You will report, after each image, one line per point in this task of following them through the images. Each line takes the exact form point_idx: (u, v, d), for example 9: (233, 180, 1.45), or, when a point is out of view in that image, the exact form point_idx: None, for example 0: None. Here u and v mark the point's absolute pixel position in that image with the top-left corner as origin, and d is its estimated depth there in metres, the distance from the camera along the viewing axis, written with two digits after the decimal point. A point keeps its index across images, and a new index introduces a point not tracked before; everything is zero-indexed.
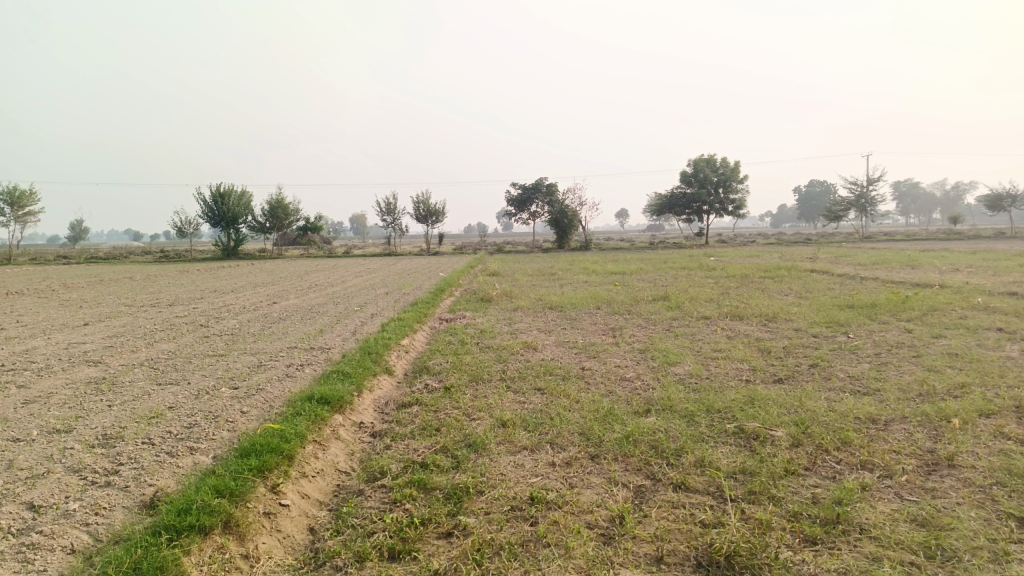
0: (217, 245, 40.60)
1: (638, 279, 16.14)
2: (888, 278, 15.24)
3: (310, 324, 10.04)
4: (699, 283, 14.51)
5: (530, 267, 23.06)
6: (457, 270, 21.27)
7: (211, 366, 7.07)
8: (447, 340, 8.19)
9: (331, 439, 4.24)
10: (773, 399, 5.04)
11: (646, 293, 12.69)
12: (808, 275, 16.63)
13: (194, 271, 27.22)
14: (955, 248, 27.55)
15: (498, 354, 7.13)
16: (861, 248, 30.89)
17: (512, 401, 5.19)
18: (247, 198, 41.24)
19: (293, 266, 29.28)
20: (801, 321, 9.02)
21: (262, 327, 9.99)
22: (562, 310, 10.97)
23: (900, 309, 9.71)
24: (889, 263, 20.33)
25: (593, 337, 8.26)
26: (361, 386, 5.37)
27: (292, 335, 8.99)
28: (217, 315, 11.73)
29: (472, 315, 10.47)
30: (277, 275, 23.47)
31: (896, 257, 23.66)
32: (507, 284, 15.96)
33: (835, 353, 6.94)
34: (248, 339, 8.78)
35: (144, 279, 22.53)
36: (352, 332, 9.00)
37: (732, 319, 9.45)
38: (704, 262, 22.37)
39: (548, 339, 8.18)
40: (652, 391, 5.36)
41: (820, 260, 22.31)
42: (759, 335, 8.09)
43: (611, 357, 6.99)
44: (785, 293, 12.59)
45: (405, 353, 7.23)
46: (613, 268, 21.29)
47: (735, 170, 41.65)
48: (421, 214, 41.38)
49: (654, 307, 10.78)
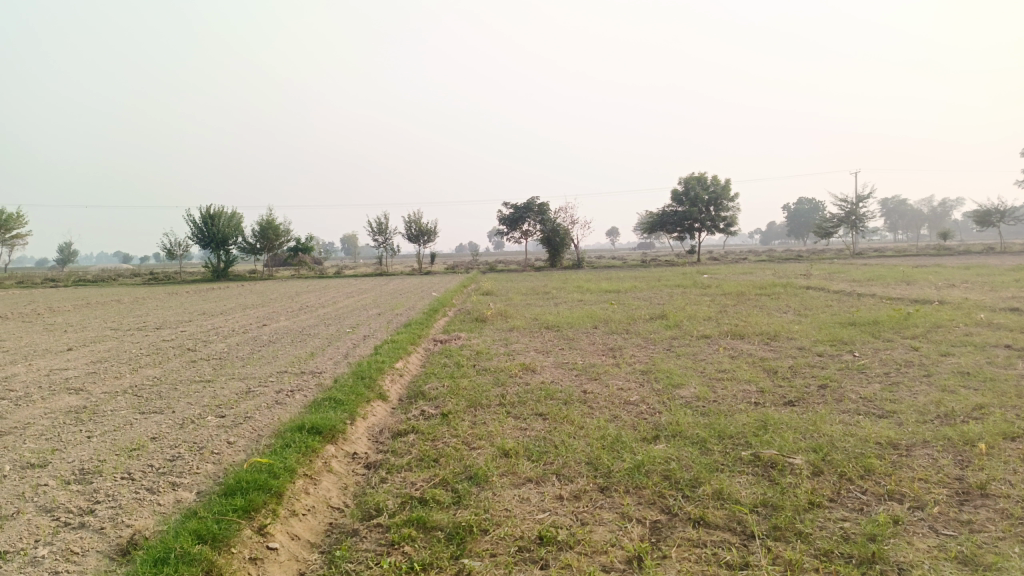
0: (207, 267, 40.27)
1: (633, 297, 15.98)
2: (886, 294, 15.11)
3: (300, 347, 9.77)
4: (696, 301, 14.33)
5: (523, 286, 22.88)
6: (451, 290, 21.04)
7: (197, 392, 6.79)
8: (443, 363, 7.94)
9: (322, 472, 3.98)
10: (787, 423, 4.82)
11: (643, 312, 12.49)
12: (805, 292, 16.49)
13: (184, 293, 26.88)
14: (948, 264, 27.53)
15: (496, 377, 6.89)
16: (854, 264, 30.87)
17: (513, 428, 4.95)
18: (237, 219, 41.00)
19: (284, 287, 28.98)
20: (804, 340, 8.83)
21: (251, 351, 9.72)
22: (559, 329, 10.75)
23: (903, 326, 9.53)
24: (884, 280, 20.24)
25: (593, 358, 8.03)
26: (354, 413, 5.11)
27: (282, 359, 8.72)
28: (205, 338, 11.44)
29: (467, 336, 10.23)
30: (267, 296, 23.21)
31: (890, 273, 23.58)
32: (501, 304, 15.75)
33: (843, 372, 6.74)
34: (236, 364, 8.51)
35: (131, 302, 22.20)
36: (345, 355, 8.74)
37: (734, 338, 9.25)
38: (698, 280, 22.24)
39: (547, 361, 7.95)
40: (659, 416, 5.13)
41: (814, 278, 22.20)
42: (763, 354, 7.89)
43: (613, 378, 6.76)
44: (784, 310, 12.42)
45: (399, 376, 6.98)
46: (608, 286, 21.12)
47: (726, 187, 41.73)
48: (412, 234, 41.21)
49: (652, 326, 10.57)
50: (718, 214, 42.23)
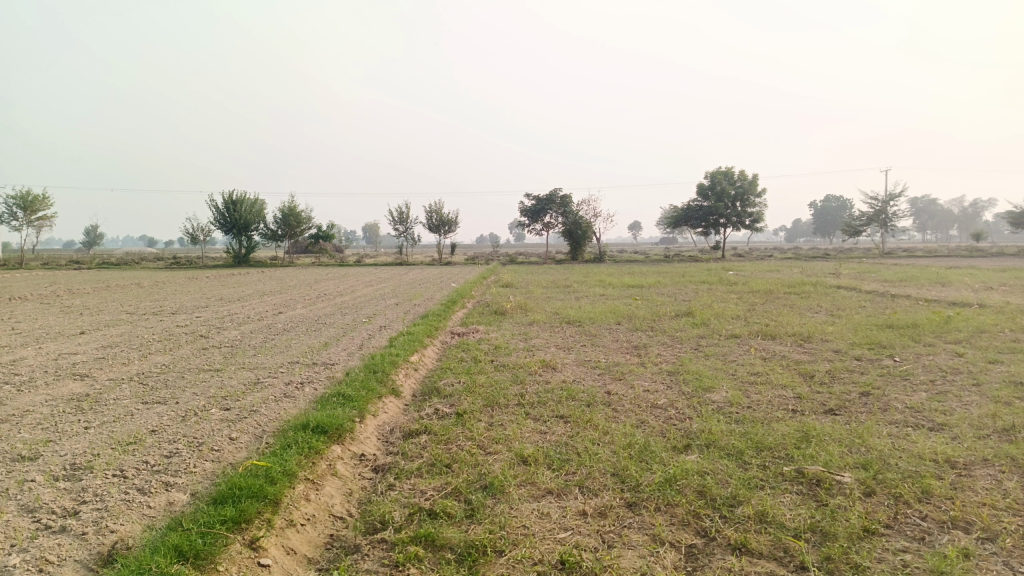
0: (228, 252, 40.38)
1: (658, 293, 15.58)
2: (921, 295, 14.55)
3: (315, 337, 9.51)
4: (722, 298, 13.90)
5: (544, 279, 22.54)
6: (471, 282, 20.77)
7: (204, 382, 6.54)
8: (460, 357, 7.63)
9: (325, 477, 3.68)
10: (830, 435, 4.44)
11: (668, 309, 12.09)
12: (835, 292, 15.96)
13: (203, 278, 26.85)
14: (983, 266, 26.71)
15: (515, 374, 6.57)
16: (883, 263, 30.13)
17: (532, 431, 4.62)
18: (259, 206, 41.04)
19: (304, 275, 28.89)
20: (840, 342, 8.40)
21: (264, 339, 9.48)
22: (580, 325, 10.40)
23: (945, 330, 9.05)
24: (917, 280, 19.60)
25: (617, 356, 7.67)
26: (363, 411, 4.81)
27: (294, 349, 8.46)
28: (219, 325, 11.23)
29: (485, 330, 9.90)
30: (286, 283, 23.10)
31: (923, 273, 22.85)
32: (521, 297, 15.43)
33: (885, 379, 6.32)
34: (247, 353, 8.26)
35: (152, 286, 22.20)
36: (359, 346, 8.45)
37: (764, 338, 8.83)
38: (723, 276, 21.75)
39: (568, 358, 7.61)
40: (689, 423, 4.77)
41: (844, 277, 21.58)
42: (797, 357, 7.48)
43: (638, 379, 6.40)
44: (815, 310, 11.95)
45: (413, 371, 6.67)
46: (630, 281, 20.71)
47: (753, 182, 40.94)
48: (433, 224, 40.97)
49: (678, 324, 10.18)
50: (743, 209, 41.47)
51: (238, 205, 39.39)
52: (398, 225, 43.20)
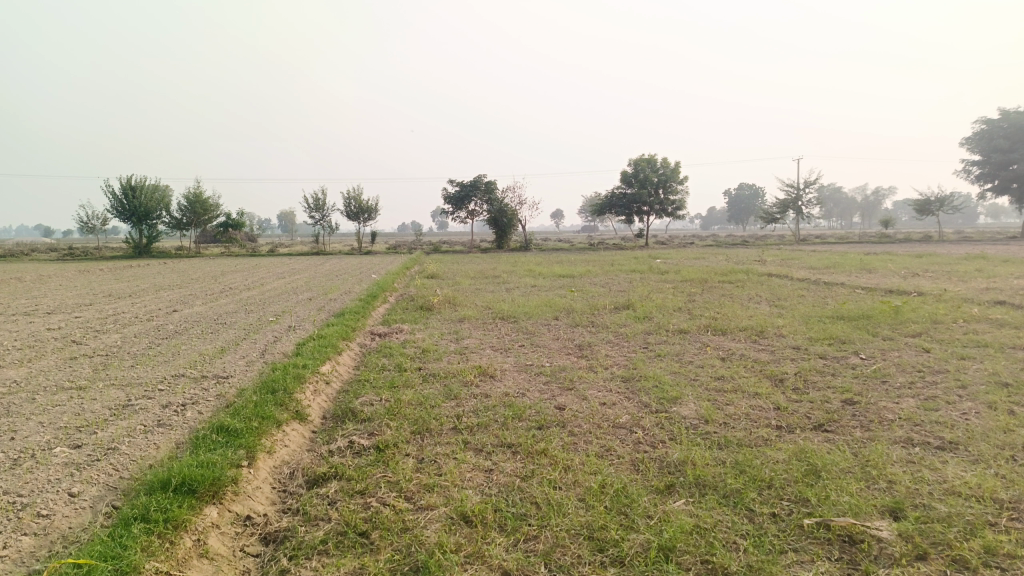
0: (129, 243, 37.46)
1: (591, 283, 14.83)
2: (855, 283, 14.36)
3: (210, 342, 8.18)
4: (658, 288, 13.31)
5: (471, 269, 21.64)
6: (393, 273, 19.62)
7: (57, 405, 5.21)
8: (380, 366, 6.54)
9: (187, 564, 2.59)
10: (838, 464, 3.65)
11: (606, 301, 11.30)
12: (768, 280, 15.63)
13: (97, 271, 24.46)
14: (898, 252, 27.34)
15: (446, 386, 5.56)
16: (803, 251, 30.45)
17: (474, 471, 3.64)
18: (162, 192, 38.23)
19: (211, 266, 26.84)
20: (797, 337, 7.77)
21: (149, 345, 8.07)
22: (515, 320, 9.49)
23: (899, 322, 8.57)
24: (843, 267, 19.60)
25: (560, 359, 6.75)
26: (254, 451, 3.70)
27: (183, 358, 7.13)
28: (99, 328, 9.67)
29: (410, 329, 8.82)
30: (192, 275, 21.26)
31: (845, 259, 23.08)
32: (449, 289, 14.40)
33: (863, 383, 5.64)
34: (122, 364, 6.88)
35: (34, 282, 19.76)
36: (261, 353, 7.20)
37: (716, 334, 8.11)
38: (654, 264, 21.31)
39: (506, 363, 6.63)
40: (666, 451, 3.90)
41: (771, 263, 21.52)
42: (758, 356, 6.77)
43: (591, 390, 5.50)
44: (757, 301, 11.40)
45: (323, 386, 5.56)
46: (562, 270, 20.03)
47: (675, 170, 41.04)
48: (353, 211, 39.23)
49: (619, 319, 9.37)
50: (667, 197, 41.56)
51: (138, 191, 36.50)
52: (315, 213, 41.11)
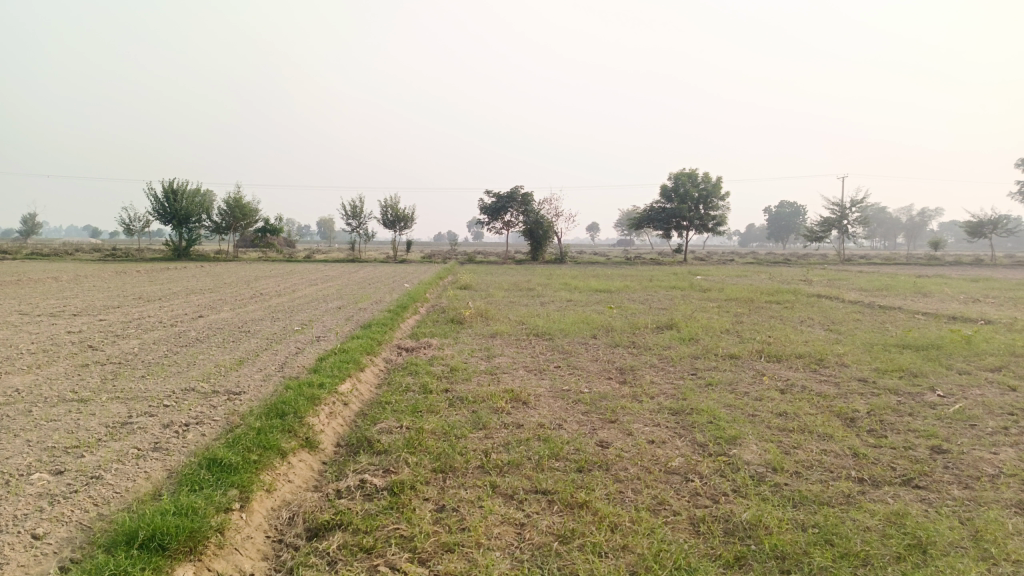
0: (167, 245, 37.77)
1: (629, 299, 14.20)
2: (913, 308, 13.46)
3: (229, 352, 7.74)
4: (701, 307, 12.61)
5: (505, 281, 21.14)
6: (426, 282, 19.19)
7: (52, 421, 4.77)
8: (404, 386, 6.01)
9: None
10: (946, 536, 3.00)
11: (647, 320, 10.65)
12: (818, 301, 14.78)
13: (133, 273, 24.51)
14: (952, 275, 26.04)
15: (474, 412, 5.01)
16: (850, 271, 29.22)
17: (503, 525, 3.08)
18: (201, 196, 38.54)
19: (245, 271, 26.75)
20: (862, 368, 7.06)
21: (166, 354, 7.66)
22: (551, 338, 8.92)
23: (974, 354, 7.76)
24: (896, 290, 18.60)
25: (600, 384, 6.15)
26: (248, 492, 3.19)
27: (196, 370, 6.68)
28: (119, 333, 9.33)
29: (439, 344, 8.31)
30: (224, 280, 21.11)
31: (897, 282, 21.98)
32: (481, 301, 13.88)
33: (949, 426, 4.93)
34: (132, 375, 6.45)
35: (70, 282, 19.79)
36: (280, 367, 6.74)
37: (770, 361, 7.42)
38: (694, 281, 20.50)
39: (541, 386, 6.06)
40: (731, 510, 3.29)
41: (817, 284, 20.61)
42: (821, 390, 6.09)
43: (637, 423, 4.90)
44: (810, 324, 10.63)
45: (340, 409, 5.05)
46: (598, 284, 19.37)
47: (716, 185, 39.95)
48: (389, 219, 39.07)
49: (663, 340, 8.73)
50: (707, 212, 40.56)
51: (179, 194, 36.82)
52: (351, 219, 41.06)
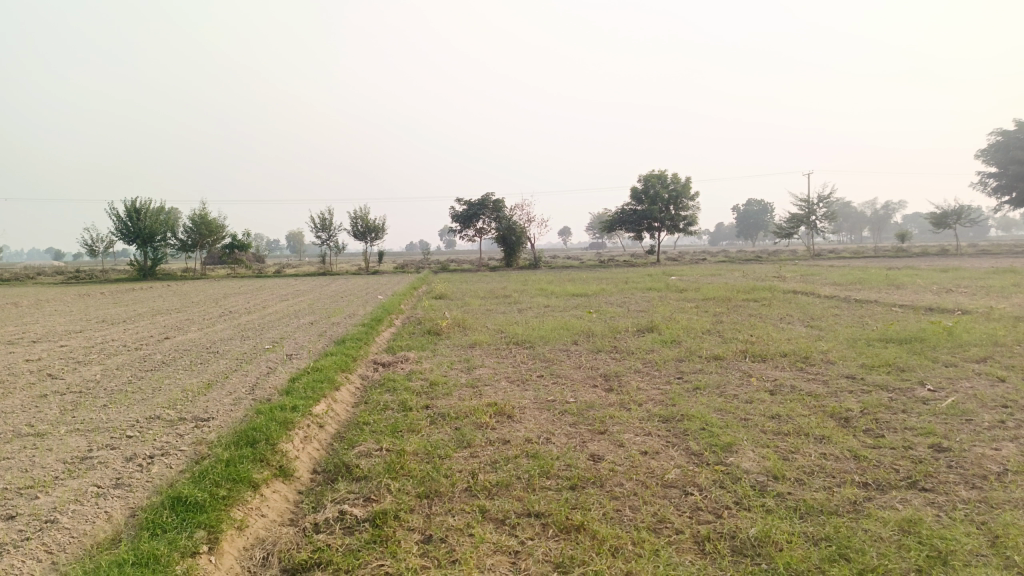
0: (132, 265, 36.90)
1: (607, 303, 14.06)
2: (889, 301, 13.50)
3: (198, 374, 7.40)
4: (680, 308, 12.50)
5: (480, 289, 20.91)
6: (401, 293, 18.89)
7: (4, 459, 4.43)
8: (382, 404, 5.75)
9: None
10: (964, 544, 2.84)
11: (627, 324, 10.49)
12: (795, 298, 14.76)
13: (97, 295, 23.84)
14: (922, 266, 26.38)
15: (457, 430, 4.78)
16: (822, 266, 29.48)
17: (496, 554, 2.86)
18: (166, 214, 37.74)
19: (214, 288, 26.13)
20: (849, 365, 6.96)
21: (130, 380, 7.28)
22: (531, 346, 8.71)
23: (958, 346, 7.70)
24: (869, 283, 18.73)
25: (586, 393, 5.95)
26: (217, 533, 2.92)
27: (162, 396, 6.34)
28: (81, 359, 8.92)
29: (417, 357, 8.06)
30: (192, 298, 20.59)
31: (869, 275, 22.17)
32: (457, 311, 13.64)
33: (945, 423, 4.82)
34: (93, 404, 6.09)
35: (31, 307, 19.16)
36: (251, 389, 6.44)
37: (756, 361, 7.29)
38: (670, 282, 20.46)
39: (525, 398, 5.84)
40: (737, 525, 3.10)
41: (791, 280, 20.71)
42: (812, 389, 5.95)
43: (628, 433, 4.71)
44: (790, 322, 10.55)
45: (315, 433, 4.78)
46: (575, 289, 19.24)
47: (686, 186, 40.15)
48: (359, 231, 38.63)
49: (645, 344, 8.56)
50: (677, 212, 40.74)
51: (143, 212, 36.01)
52: (321, 232, 40.52)
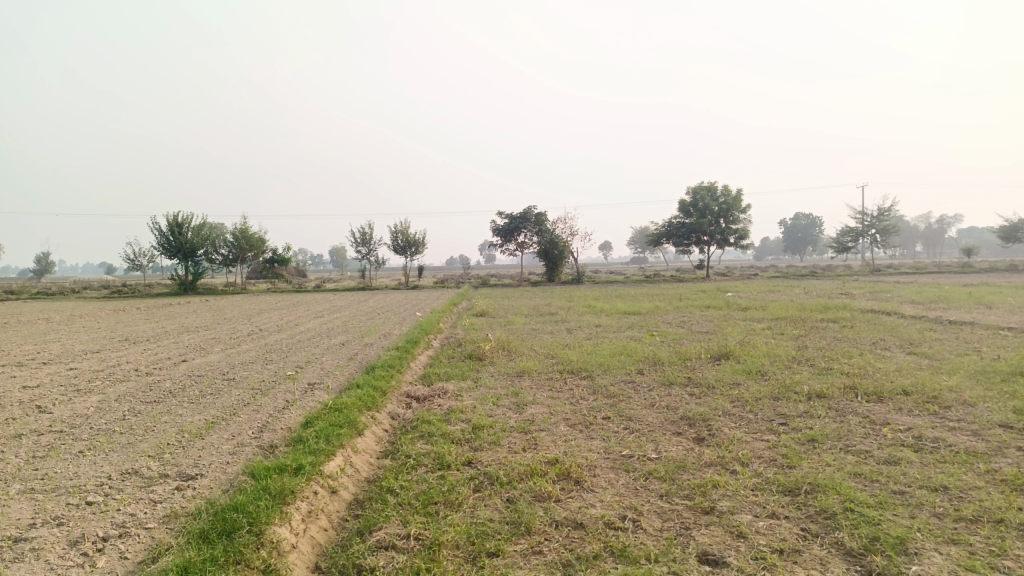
0: (173, 280, 36.62)
1: (666, 324, 12.73)
2: (993, 323, 11.82)
3: (202, 410, 6.29)
4: (752, 330, 11.09)
5: (524, 306, 19.75)
6: (441, 310, 17.87)
7: None
8: (413, 457, 4.56)
9: None
10: None
11: (696, 349, 9.17)
12: (878, 318, 13.21)
13: (132, 310, 23.26)
14: (1002, 283, 24.22)
15: (512, 506, 3.57)
16: (888, 283, 27.42)
17: None
18: (207, 228, 37.46)
19: (251, 304, 25.35)
20: (998, 409, 5.53)
21: (125, 416, 6.20)
22: (590, 377, 7.45)
23: None
24: (953, 302, 16.99)
25: (672, 447, 4.68)
26: None
27: (152, 440, 5.22)
28: (82, 386, 7.90)
29: (457, 390, 6.88)
30: (226, 315, 19.82)
31: (949, 293, 20.26)
32: (500, 331, 12.44)
33: None
34: (68, 450, 5.00)
35: (62, 322, 18.62)
36: (258, 432, 5.30)
37: (872, 403, 5.91)
38: (727, 300, 18.98)
39: (595, 453, 4.59)
40: None
41: (862, 298, 19.04)
42: (967, 445, 4.58)
43: (747, 517, 3.44)
44: (888, 348, 9.08)
45: (322, 505, 3.60)
46: (626, 306, 17.96)
47: (736, 198, 38.36)
48: (399, 245, 37.87)
49: (725, 375, 7.23)
50: (728, 225, 38.94)
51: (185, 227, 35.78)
52: (361, 247, 39.86)
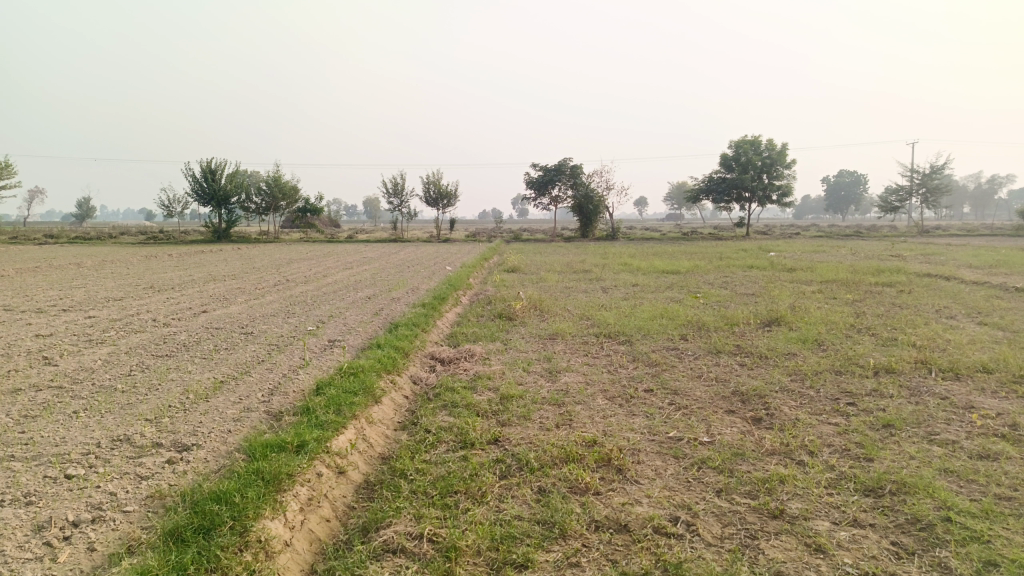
0: (207, 227, 36.63)
1: (708, 284, 12.04)
2: None
3: (212, 368, 5.85)
4: (803, 294, 10.36)
5: (557, 261, 19.14)
6: (472, 264, 17.37)
7: None
8: (433, 432, 4.06)
9: None
10: None
11: (743, 313, 8.51)
12: (937, 283, 12.33)
13: (163, 257, 23.15)
14: None
15: (544, 499, 3.05)
16: (940, 245, 26.05)
17: None
18: (240, 176, 37.24)
19: (281, 253, 25.10)
20: None
21: (131, 371, 5.82)
22: (630, 341, 6.88)
23: None
24: (1016, 267, 15.93)
25: (726, 430, 4.11)
26: None
27: (153, 402, 4.79)
28: (94, 337, 7.55)
29: (484, 352, 6.37)
30: (255, 264, 19.54)
31: (1009, 257, 19.02)
32: (533, 288, 11.88)
33: None
34: (61, 410, 4.60)
35: (92, 267, 18.54)
36: (266, 396, 4.84)
37: (950, 381, 5.25)
38: (772, 260, 18.09)
39: (637, 434, 4.04)
40: None
41: (916, 260, 18.03)
42: None
43: (825, 526, 2.87)
44: (955, 318, 8.30)
45: (324, 492, 3.11)
46: (664, 264, 17.22)
47: (781, 153, 36.80)
48: (431, 197, 37.30)
49: (778, 344, 6.58)
50: (771, 182, 37.45)
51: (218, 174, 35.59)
52: (393, 198, 39.36)
